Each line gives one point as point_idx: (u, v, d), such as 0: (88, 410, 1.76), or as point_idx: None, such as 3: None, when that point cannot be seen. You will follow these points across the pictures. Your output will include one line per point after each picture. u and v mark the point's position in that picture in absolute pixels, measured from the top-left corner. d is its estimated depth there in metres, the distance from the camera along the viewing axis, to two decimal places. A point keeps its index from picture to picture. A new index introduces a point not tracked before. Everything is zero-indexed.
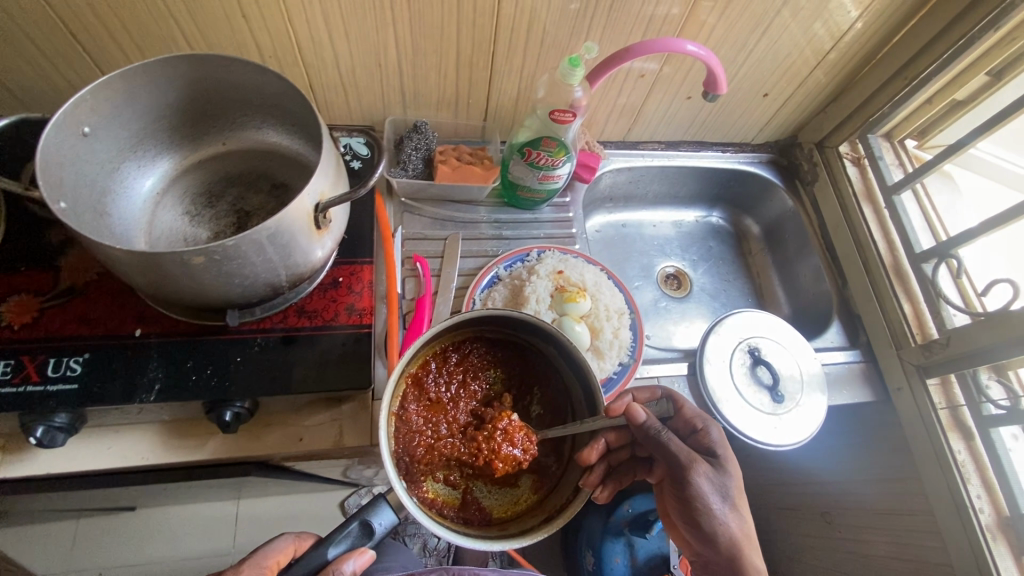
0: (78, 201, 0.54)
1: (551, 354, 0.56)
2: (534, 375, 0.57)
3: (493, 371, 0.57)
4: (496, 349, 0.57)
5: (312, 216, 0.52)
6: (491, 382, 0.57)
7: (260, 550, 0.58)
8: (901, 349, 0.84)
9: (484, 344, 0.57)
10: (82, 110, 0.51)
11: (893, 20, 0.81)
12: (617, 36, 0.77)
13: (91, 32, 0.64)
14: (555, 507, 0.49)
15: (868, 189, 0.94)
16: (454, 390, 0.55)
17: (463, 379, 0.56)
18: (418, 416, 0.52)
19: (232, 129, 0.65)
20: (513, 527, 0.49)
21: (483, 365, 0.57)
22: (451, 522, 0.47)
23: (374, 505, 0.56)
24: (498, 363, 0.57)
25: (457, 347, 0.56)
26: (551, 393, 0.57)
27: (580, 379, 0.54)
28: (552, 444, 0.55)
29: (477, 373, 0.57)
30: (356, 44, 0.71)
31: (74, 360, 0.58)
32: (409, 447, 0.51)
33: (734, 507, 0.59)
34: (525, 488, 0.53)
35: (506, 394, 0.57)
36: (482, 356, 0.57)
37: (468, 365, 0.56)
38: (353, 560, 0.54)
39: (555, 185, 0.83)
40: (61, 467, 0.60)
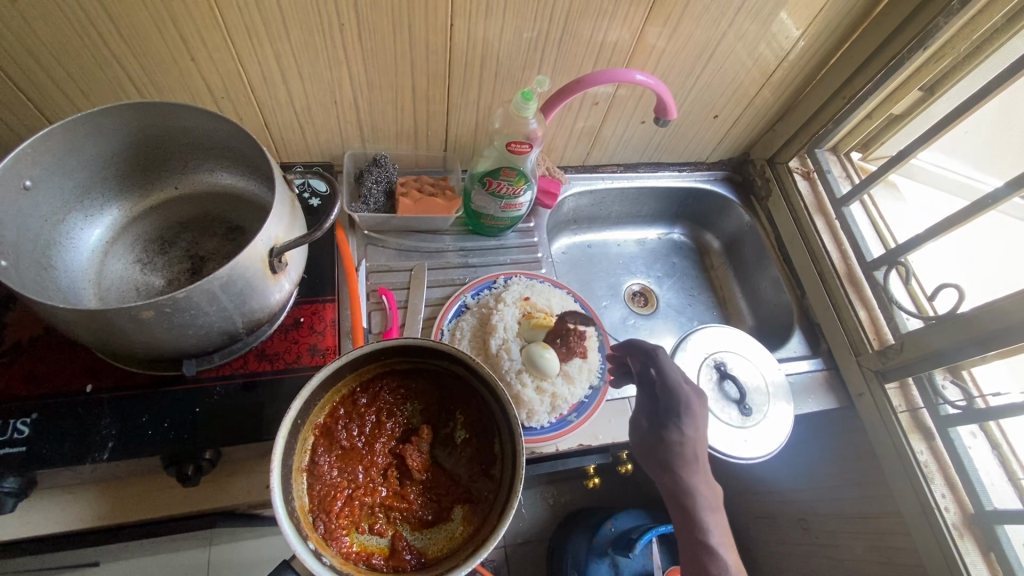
0: (20, 257, 0.52)
1: (464, 373, 0.55)
2: (453, 400, 0.57)
3: (410, 404, 0.57)
4: (408, 380, 0.57)
5: (267, 261, 0.52)
6: (408, 416, 0.57)
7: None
8: (859, 355, 0.87)
9: (393, 380, 0.57)
10: (23, 163, 0.49)
11: (831, 41, 0.85)
12: (569, 66, 0.79)
13: (34, 81, 0.63)
14: (484, 536, 0.48)
15: (819, 202, 0.98)
16: (369, 432, 0.55)
17: (377, 420, 0.56)
18: (331, 468, 0.52)
19: (182, 173, 0.63)
20: (445, 565, 0.48)
21: (398, 400, 0.57)
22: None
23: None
24: (414, 395, 0.57)
25: (365, 386, 0.56)
26: (471, 415, 0.56)
27: (495, 396, 0.53)
28: (480, 467, 0.54)
29: (391, 411, 0.56)
30: (310, 82, 0.71)
31: (21, 423, 0.55)
32: (326, 502, 0.50)
33: None
34: (458, 521, 0.52)
35: (425, 425, 0.56)
36: (394, 392, 0.57)
37: (380, 403, 0.56)
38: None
39: (518, 212, 0.84)
40: (9, 535, 0.57)
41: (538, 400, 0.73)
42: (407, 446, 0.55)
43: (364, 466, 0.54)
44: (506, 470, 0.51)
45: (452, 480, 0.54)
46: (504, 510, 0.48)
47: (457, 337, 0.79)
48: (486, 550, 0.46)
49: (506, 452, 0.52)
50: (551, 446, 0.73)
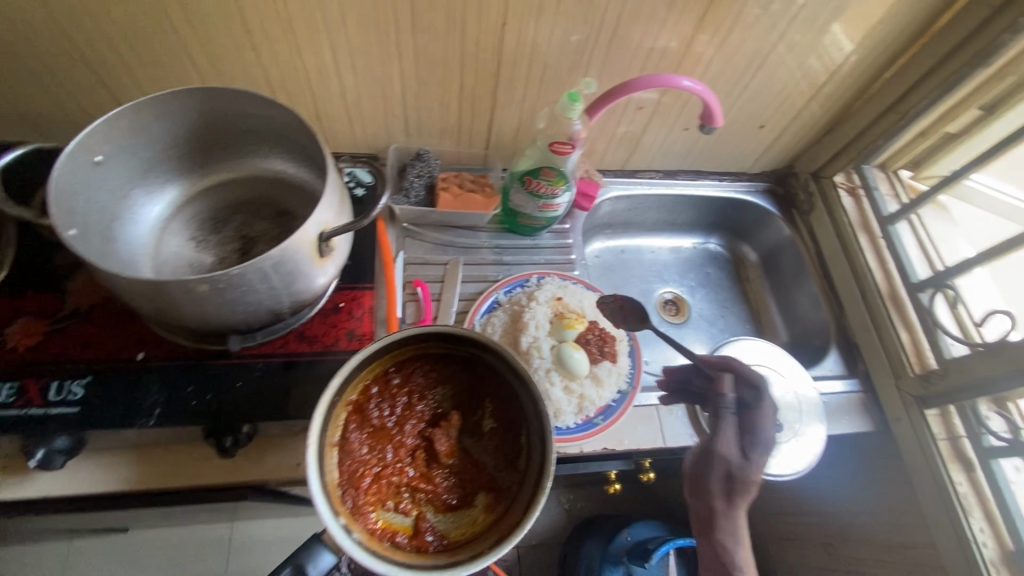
0: (87, 227, 0.55)
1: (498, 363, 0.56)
2: (483, 388, 0.57)
3: (440, 388, 0.58)
4: (442, 365, 0.58)
5: (316, 245, 0.53)
6: (439, 400, 0.57)
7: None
8: (899, 378, 0.84)
9: (427, 363, 0.57)
10: (95, 139, 0.52)
11: (887, 55, 0.83)
12: (617, 70, 0.80)
13: (107, 64, 0.67)
14: (510, 527, 0.48)
15: (864, 218, 0.96)
16: (400, 412, 0.55)
17: (408, 401, 0.56)
18: (361, 445, 0.52)
19: (239, 157, 0.66)
20: (468, 552, 0.48)
21: (429, 383, 0.57)
22: (398, 555, 0.46)
23: (309, 551, 0.50)
24: (446, 379, 0.58)
25: (398, 367, 0.56)
26: (501, 404, 0.56)
27: (529, 387, 0.53)
28: (507, 457, 0.54)
29: (423, 393, 0.57)
30: (362, 75, 0.73)
31: (76, 384, 0.58)
32: (353, 478, 0.50)
33: None
34: (481, 508, 0.52)
35: (454, 410, 0.57)
36: (426, 375, 0.57)
37: (412, 385, 0.57)
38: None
39: (555, 213, 0.84)
40: (57, 490, 0.61)
41: (566, 399, 0.73)
42: (436, 430, 0.55)
43: (393, 445, 0.54)
44: (535, 463, 0.51)
45: (477, 467, 0.54)
46: (533, 504, 0.48)
47: (488, 332, 0.80)
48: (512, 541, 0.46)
49: (535, 443, 0.53)
50: (575, 447, 0.73)
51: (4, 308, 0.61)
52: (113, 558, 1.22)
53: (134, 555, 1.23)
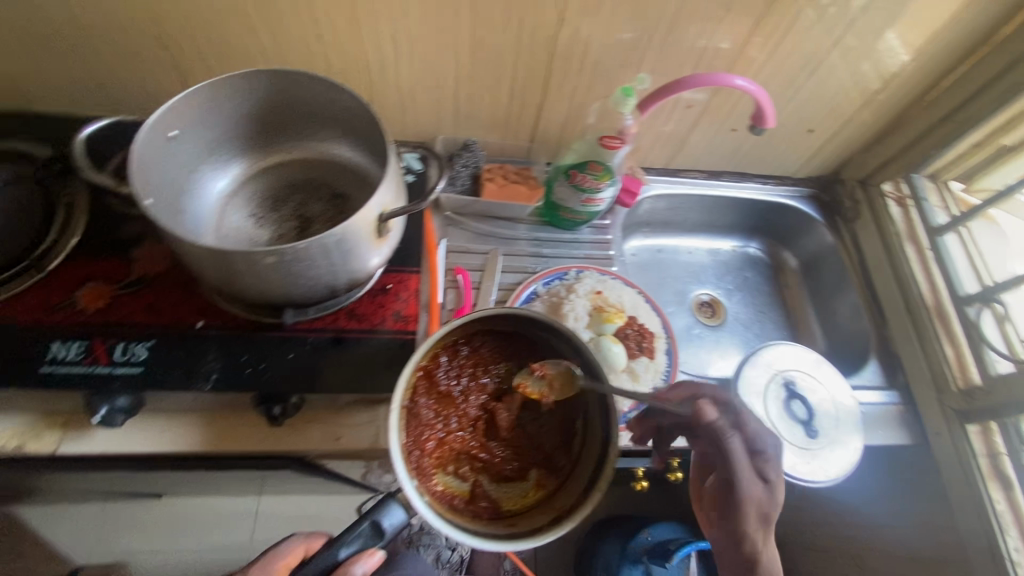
0: (160, 198, 0.58)
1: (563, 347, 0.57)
2: (546, 369, 0.59)
3: (504, 364, 0.60)
4: (508, 343, 0.60)
5: (374, 225, 0.55)
6: (502, 374, 0.59)
7: (272, 552, 0.62)
8: (941, 393, 0.82)
9: (494, 339, 0.60)
10: (173, 115, 0.55)
11: (946, 63, 0.81)
12: (668, 68, 0.80)
13: (179, 46, 0.70)
14: (564, 505, 0.50)
15: (911, 228, 0.94)
16: (465, 382, 0.58)
17: (473, 373, 0.59)
18: (427, 410, 0.55)
19: (299, 139, 0.69)
20: (521, 524, 0.50)
21: (494, 358, 0.60)
22: (458, 516, 0.49)
23: (384, 506, 0.57)
24: (510, 357, 0.60)
25: (467, 340, 0.59)
26: (562, 385, 0.58)
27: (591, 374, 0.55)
28: (563, 438, 0.56)
29: (488, 367, 0.59)
30: (419, 64, 0.75)
31: (140, 346, 0.61)
32: (419, 440, 0.53)
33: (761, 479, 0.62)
34: (533, 483, 0.54)
35: (516, 386, 0.59)
36: (492, 349, 0.60)
37: (480, 357, 0.59)
38: (362, 564, 0.54)
39: (597, 208, 0.85)
40: (115, 446, 0.64)
41: None
42: (498, 404, 0.57)
43: (457, 413, 0.56)
44: (592, 447, 0.53)
45: (533, 443, 0.56)
46: (590, 486, 0.50)
47: None
48: (571, 521, 0.48)
49: (593, 428, 0.54)
50: None
51: (75, 271, 0.65)
52: (149, 521, 1.28)
53: (169, 518, 1.28)
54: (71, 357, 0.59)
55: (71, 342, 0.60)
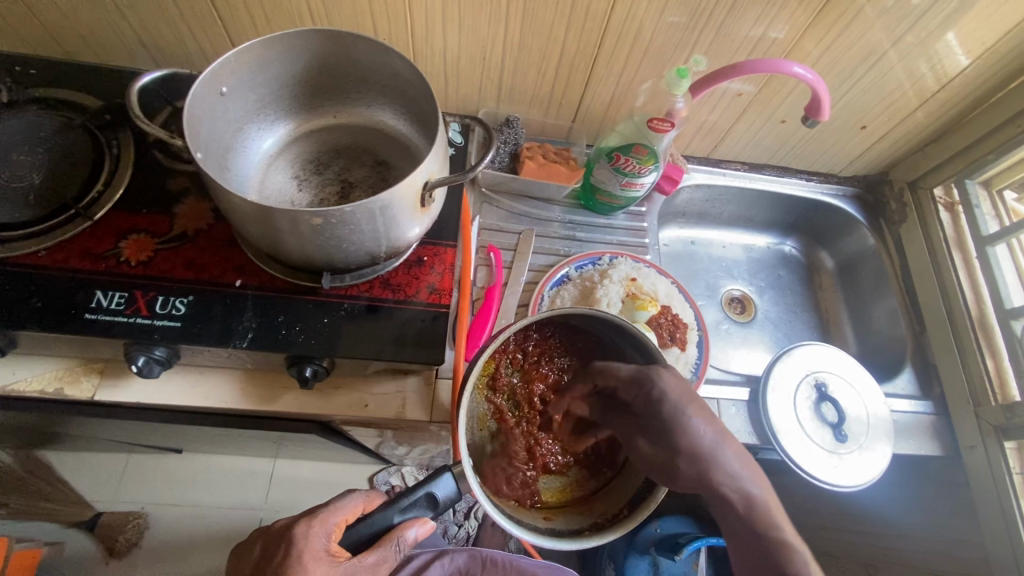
0: (209, 153, 0.58)
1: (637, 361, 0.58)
2: None
3: (568, 359, 0.61)
4: (576, 340, 0.61)
5: (419, 194, 0.55)
6: (563, 370, 0.61)
7: (330, 504, 0.60)
8: (979, 407, 0.80)
9: (565, 331, 0.61)
10: (225, 71, 0.55)
11: (1016, 64, 0.77)
12: (722, 53, 0.77)
13: (229, 2, 0.69)
14: (603, 513, 0.53)
15: (960, 236, 0.90)
16: (528, 371, 0.61)
17: (538, 361, 0.61)
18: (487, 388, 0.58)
19: (345, 104, 0.68)
20: (557, 519, 0.53)
21: (561, 351, 0.61)
22: (500, 499, 0.52)
23: (436, 477, 0.55)
24: (575, 352, 0.61)
25: (537, 331, 0.60)
26: None
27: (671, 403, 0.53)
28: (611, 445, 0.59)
29: (552, 357, 0.61)
30: (466, 35, 0.73)
31: (180, 301, 0.62)
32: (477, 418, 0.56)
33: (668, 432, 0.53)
34: (572, 480, 0.57)
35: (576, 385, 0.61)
36: (561, 342, 0.61)
37: (545, 348, 0.61)
38: (416, 528, 0.56)
39: (636, 193, 0.83)
40: (150, 397, 0.65)
41: None
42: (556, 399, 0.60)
43: (515, 398, 0.61)
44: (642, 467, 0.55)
45: (580, 444, 0.59)
46: (634, 503, 0.51)
47: (558, 304, 0.80)
48: (613, 532, 0.49)
49: None
50: None
51: (120, 222, 0.65)
52: (167, 474, 1.31)
53: (187, 472, 1.32)
54: (114, 306, 0.60)
55: (113, 292, 0.61)
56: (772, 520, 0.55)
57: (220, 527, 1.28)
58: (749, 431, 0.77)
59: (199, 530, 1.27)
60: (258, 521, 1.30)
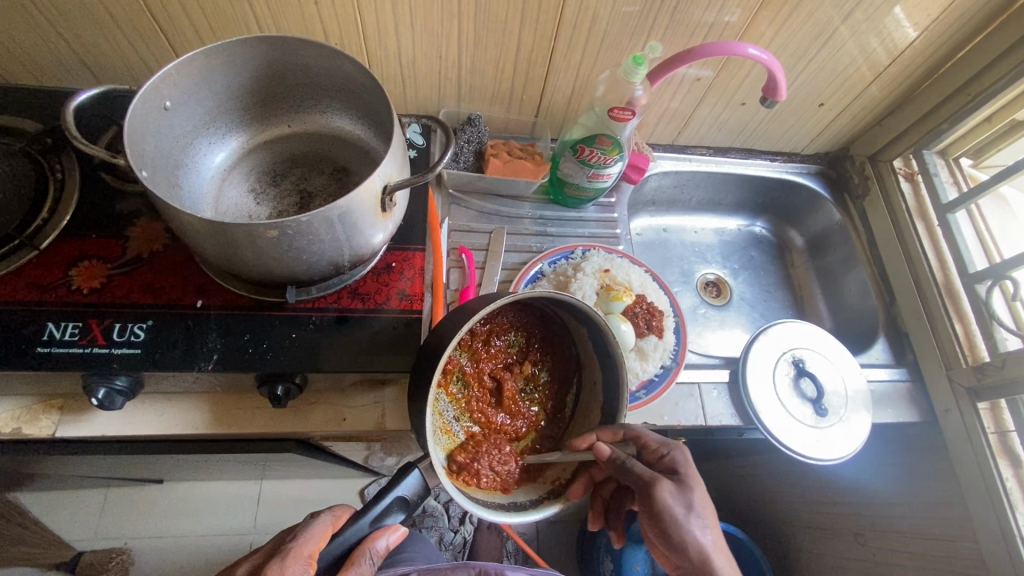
0: (155, 171, 0.56)
1: (575, 333, 0.59)
2: (551, 345, 0.62)
3: (515, 334, 0.61)
4: (521, 316, 0.61)
5: (379, 198, 0.53)
6: (510, 345, 0.61)
7: (298, 538, 0.56)
8: (951, 370, 0.82)
9: (512, 308, 0.61)
10: (166, 84, 0.53)
11: (959, 35, 0.79)
12: (676, 39, 0.77)
13: (170, 14, 0.67)
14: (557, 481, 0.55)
15: (921, 205, 0.92)
16: (476, 350, 0.59)
17: (486, 338, 0.60)
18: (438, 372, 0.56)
19: (299, 112, 0.66)
20: (515, 492, 0.54)
21: (508, 326, 0.61)
22: (464, 484, 0.51)
23: (399, 477, 0.54)
24: (520, 328, 0.61)
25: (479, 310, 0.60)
26: (564, 359, 0.61)
27: (604, 373, 0.56)
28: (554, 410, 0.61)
29: (499, 334, 0.61)
30: (420, 35, 0.72)
31: (138, 327, 0.59)
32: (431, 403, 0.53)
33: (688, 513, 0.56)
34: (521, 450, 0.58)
35: (523, 359, 0.61)
36: (509, 318, 0.61)
37: (493, 326, 0.60)
38: (387, 538, 0.54)
39: (604, 184, 0.83)
40: (115, 430, 0.63)
41: None
42: (505, 374, 0.60)
43: (466, 381, 0.58)
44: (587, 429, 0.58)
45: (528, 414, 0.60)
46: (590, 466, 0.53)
47: None
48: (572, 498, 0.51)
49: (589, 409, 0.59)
50: None
51: (68, 249, 0.62)
52: (149, 508, 1.27)
53: (168, 502, 1.28)
54: (67, 338, 0.57)
55: (66, 323, 0.58)
56: None
57: (207, 555, 1.24)
58: (732, 413, 0.77)
59: (185, 561, 1.23)
60: (246, 546, 1.26)
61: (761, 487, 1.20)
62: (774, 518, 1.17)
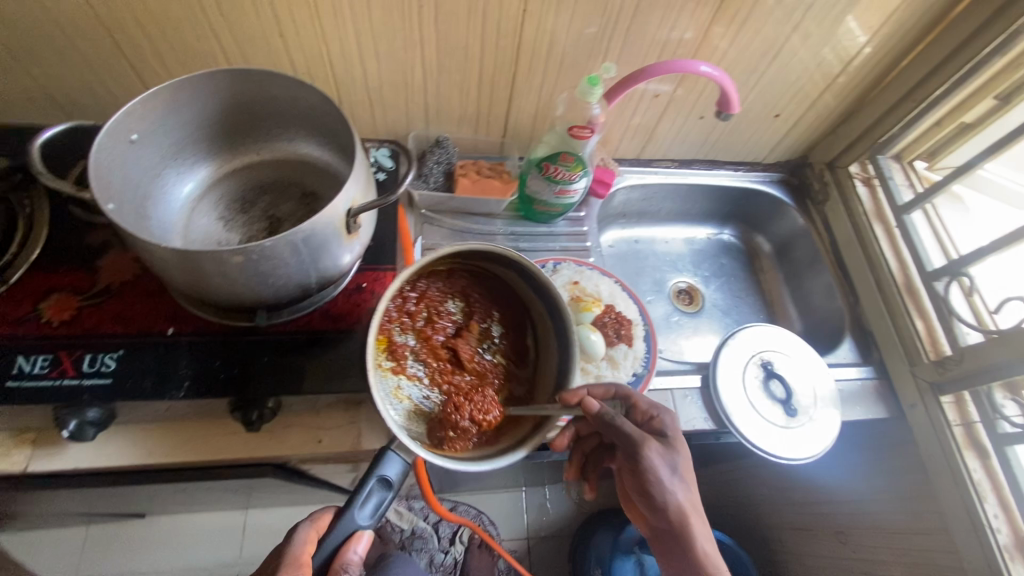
0: (122, 203, 0.57)
1: (506, 278, 0.64)
2: (492, 298, 0.66)
3: (453, 300, 0.65)
4: (453, 282, 0.65)
5: (344, 221, 0.55)
6: (453, 312, 0.64)
7: (286, 553, 0.55)
8: (914, 365, 0.84)
9: (441, 278, 0.65)
10: (132, 118, 0.54)
11: (901, 46, 0.84)
12: (633, 59, 0.81)
13: (138, 50, 0.69)
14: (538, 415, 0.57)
15: (879, 208, 0.96)
16: (421, 329, 0.62)
17: (427, 313, 0.63)
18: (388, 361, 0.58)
19: (266, 140, 0.68)
20: (504, 440, 0.56)
21: (444, 295, 0.64)
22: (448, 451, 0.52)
23: (381, 459, 0.54)
24: (456, 293, 0.65)
25: (414, 287, 0.63)
26: (507, 309, 0.65)
27: (541, 295, 0.61)
28: (519, 356, 0.64)
29: (437, 306, 0.64)
30: (384, 62, 0.75)
31: (109, 356, 0.59)
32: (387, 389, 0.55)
33: (678, 477, 0.59)
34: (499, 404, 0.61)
35: (470, 320, 0.64)
36: (441, 288, 0.65)
37: (428, 299, 0.64)
38: (358, 547, 0.54)
39: (571, 200, 0.85)
40: (88, 462, 0.62)
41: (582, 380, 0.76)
42: (457, 340, 0.62)
43: (420, 357, 0.60)
44: (552, 355, 0.61)
45: (493, 367, 0.63)
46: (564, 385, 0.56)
47: None
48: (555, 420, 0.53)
49: (546, 340, 0.62)
50: None
51: (38, 283, 0.63)
52: (132, 544, 1.24)
53: (150, 538, 1.25)
54: (37, 370, 0.57)
55: (36, 356, 0.58)
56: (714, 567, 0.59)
57: None
58: (705, 417, 0.79)
59: None
60: None
61: (745, 491, 1.21)
62: (760, 522, 1.18)
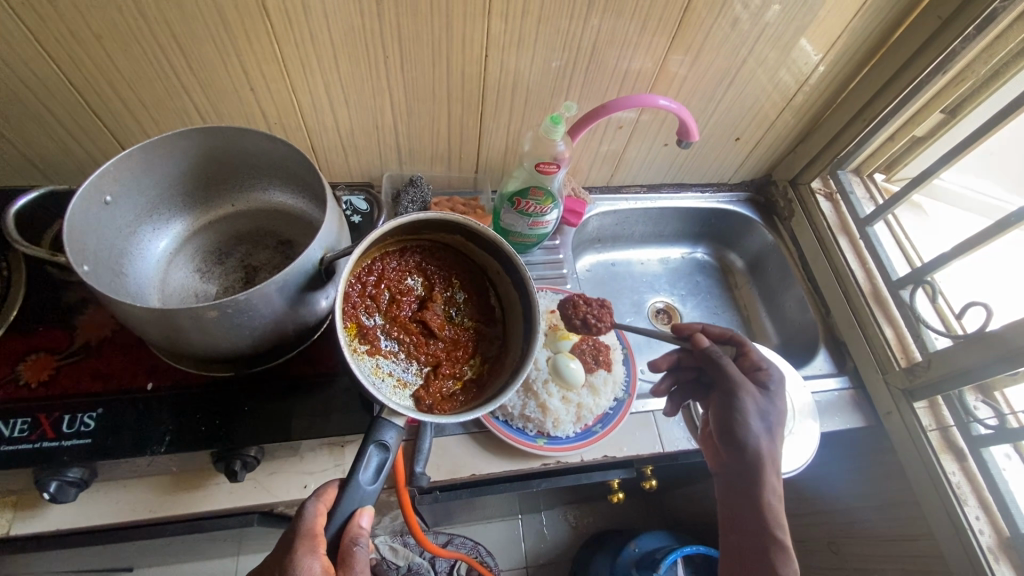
0: (98, 265, 0.58)
1: (457, 244, 0.66)
2: (450, 266, 0.67)
3: (414, 274, 0.66)
4: (407, 257, 0.66)
5: (318, 268, 0.56)
6: (415, 283, 0.66)
7: (295, 528, 0.53)
8: (886, 373, 0.86)
9: (397, 257, 0.65)
10: (105, 180, 0.56)
11: (848, 68, 0.88)
12: (594, 94, 0.84)
13: (112, 110, 0.71)
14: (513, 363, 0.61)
15: (842, 222, 1.00)
16: (388, 309, 0.64)
17: (390, 292, 0.64)
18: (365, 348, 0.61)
19: (240, 191, 0.70)
20: (487, 392, 0.61)
21: (403, 271, 0.66)
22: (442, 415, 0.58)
23: (378, 427, 0.52)
24: (414, 268, 0.66)
25: (371, 271, 0.63)
26: (466, 274, 0.68)
27: (493, 253, 0.63)
28: (487, 315, 0.67)
29: (399, 284, 0.65)
30: (354, 109, 0.77)
31: (87, 416, 0.59)
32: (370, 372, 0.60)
33: (768, 427, 0.65)
34: (477, 361, 0.65)
35: (433, 291, 0.67)
36: (397, 265, 0.65)
37: (385, 277, 0.64)
38: (364, 517, 0.53)
39: (545, 230, 0.87)
40: (71, 522, 0.62)
41: (564, 409, 0.76)
42: (424, 311, 0.65)
43: (392, 335, 0.64)
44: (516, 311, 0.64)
45: (463, 328, 0.66)
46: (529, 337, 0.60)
47: None
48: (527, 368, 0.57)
49: (508, 297, 0.65)
50: (576, 456, 0.75)
51: (15, 345, 0.63)
52: None
53: None
54: (16, 434, 0.57)
55: (14, 419, 0.58)
56: (777, 517, 0.64)
57: None
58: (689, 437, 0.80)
59: None
60: None
61: None
62: None
